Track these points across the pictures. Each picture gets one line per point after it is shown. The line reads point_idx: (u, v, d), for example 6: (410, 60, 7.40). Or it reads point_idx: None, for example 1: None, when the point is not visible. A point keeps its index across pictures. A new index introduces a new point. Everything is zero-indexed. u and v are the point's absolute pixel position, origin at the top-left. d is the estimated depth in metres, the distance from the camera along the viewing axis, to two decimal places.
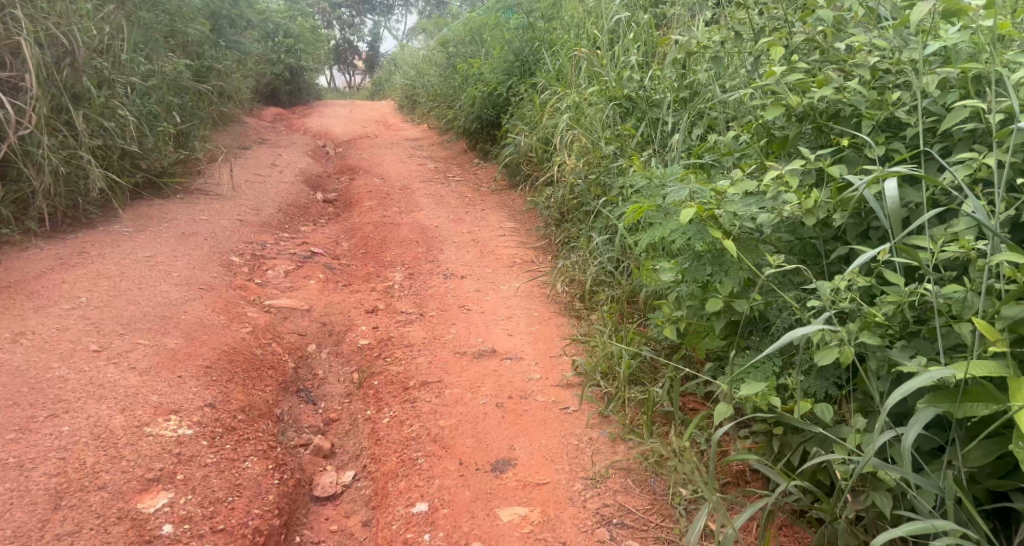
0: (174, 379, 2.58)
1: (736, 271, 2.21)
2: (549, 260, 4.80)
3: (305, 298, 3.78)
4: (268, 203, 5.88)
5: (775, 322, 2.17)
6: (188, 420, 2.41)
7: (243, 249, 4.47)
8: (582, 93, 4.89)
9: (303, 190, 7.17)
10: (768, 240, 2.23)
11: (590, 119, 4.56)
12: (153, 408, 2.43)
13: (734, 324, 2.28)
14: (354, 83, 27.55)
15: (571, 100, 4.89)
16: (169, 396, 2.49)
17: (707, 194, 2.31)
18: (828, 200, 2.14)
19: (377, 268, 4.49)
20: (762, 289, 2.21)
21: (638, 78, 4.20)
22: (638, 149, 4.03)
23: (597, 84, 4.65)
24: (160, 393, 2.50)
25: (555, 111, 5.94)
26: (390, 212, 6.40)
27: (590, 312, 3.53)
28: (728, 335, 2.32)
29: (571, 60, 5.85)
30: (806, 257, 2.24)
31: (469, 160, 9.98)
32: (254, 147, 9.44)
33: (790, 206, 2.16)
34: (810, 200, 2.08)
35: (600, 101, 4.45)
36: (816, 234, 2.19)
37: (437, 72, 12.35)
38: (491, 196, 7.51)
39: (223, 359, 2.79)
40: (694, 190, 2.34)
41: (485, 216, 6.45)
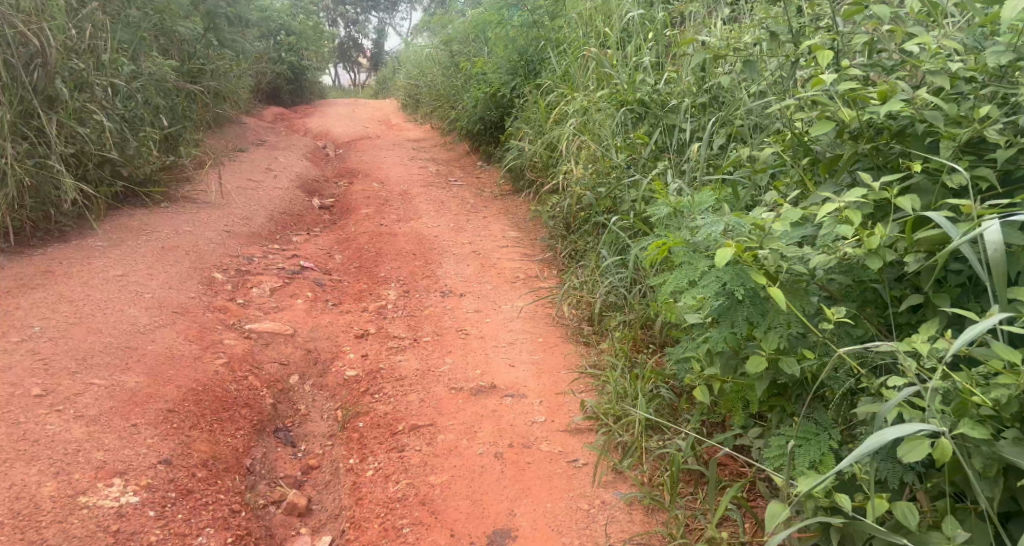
0: (126, 430, 2.30)
1: (783, 323, 1.97)
2: (554, 274, 4.51)
3: (289, 320, 3.49)
4: (259, 211, 5.60)
5: (831, 388, 1.95)
6: (134, 484, 2.13)
7: (227, 264, 4.18)
8: (590, 97, 4.60)
9: (298, 196, 6.89)
10: (821, 283, 2.01)
11: (599, 124, 4.26)
12: (94, 470, 2.14)
13: (780, 387, 2.07)
14: (358, 82, 27.29)
15: (579, 104, 4.60)
16: (114, 455, 2.20)
17: (746, 230, 2.05)
18: (898, 237, 1.92)
19: (370, 284, 4.21)
20: (814, 345, 1.98)
21: (651, 81, 3.90)
22: (651, 159, 3.74)
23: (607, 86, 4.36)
24: (105, 449, 2.22)
25: (561, 115, 5.65)
26: (388, 220, 6.12)
27: (600, 339, 3.24)
28: (772, 398, 2.10)
29: (578, 61, 5.55)
30: (868, 303, 2.03)
31: (472, 162, 9.69)
32: (249, 150, 9.17)
33: (850, 246, 1.92)
34: (879, 241, 1.85)
35: (610, 106, 4.16)
36: (879, 279, 1.98)
37: (440, 71, 12.07)
38: (495, 201, 7.23)
39: (189, 400, 2.52)
40: (731, 225, 2.09)
41: (487, 225, 6.17)
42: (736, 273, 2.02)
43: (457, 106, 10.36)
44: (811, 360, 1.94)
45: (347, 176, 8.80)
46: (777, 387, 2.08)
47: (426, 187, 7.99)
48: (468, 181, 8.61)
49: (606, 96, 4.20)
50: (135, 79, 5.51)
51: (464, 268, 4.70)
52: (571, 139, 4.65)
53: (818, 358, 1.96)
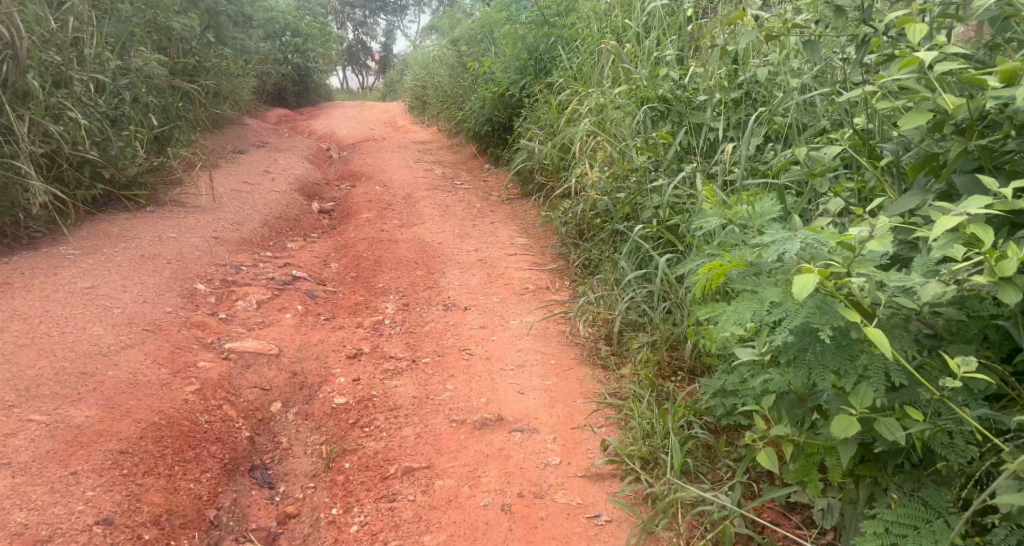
0: (63, 481, 2.01)
1: (880, 373, 1.72)
2: (568, 285, 4.17)
3: (275, 337, 3.17)
4: (252, 216, 5.29)
5: (944, 459, 1.73)
6: None
7: (213, 274, 3.87)
8: (606, 94, 4.28)
9: (296, 199, 6.59)
10: (925, 321, 1.78)
11: (616, 123, 3.94)
12: (10, 536, 1.85)
13: (868, 451, 1.87)
14: (366, 85, 27.05)
15: (594, 102, 4.28)
16: (40, 516, 1.91)
17: (832, 249, 1.78)
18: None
19: (367, 296, 3.88)
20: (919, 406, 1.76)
21: (676, 76, 3.56)
22: (676, 161, 3.40)
23: (625, 83, 4.03)
24: (28, 508, 1.93)
25: (574, 114, 5.33)
26: (390, 226, 5.80)
27: (620, 362, 2.90)
28: (857, 468, 1.90)
29: (592, 57, 5.23)
30: (990, 346, 1.80)
31: (480, 165, 9.37)
32: (249, 152, 8.88)
33: (971, 270, 1.66)
34: (1016, 262, 1.58)
35: (629, 103, 3.83)
36: (1006, 312, 1.73)
37: (447, 72, 11.77)
38: (503, 206, 6.90)
39: (146, 440, 2.22)
40: (810, 242, 1.80)
41: (495, 231, 5.84)
42: (820, 306, 1.75)
43: (464, 107, 10.05)
44: (918, 424, 1.72)
45: (350, 179, 8.49)
46: (867, 453, 1.88)
47: (432, 190, 7.67)
48: (475, 184, 8.28)
49: (624, 92, 3.87)
50: (121, 76, 5.23)
51: (469, 278, 4.37)
52: (586, 141, 4.33)
53: (930, 421, 1.74)
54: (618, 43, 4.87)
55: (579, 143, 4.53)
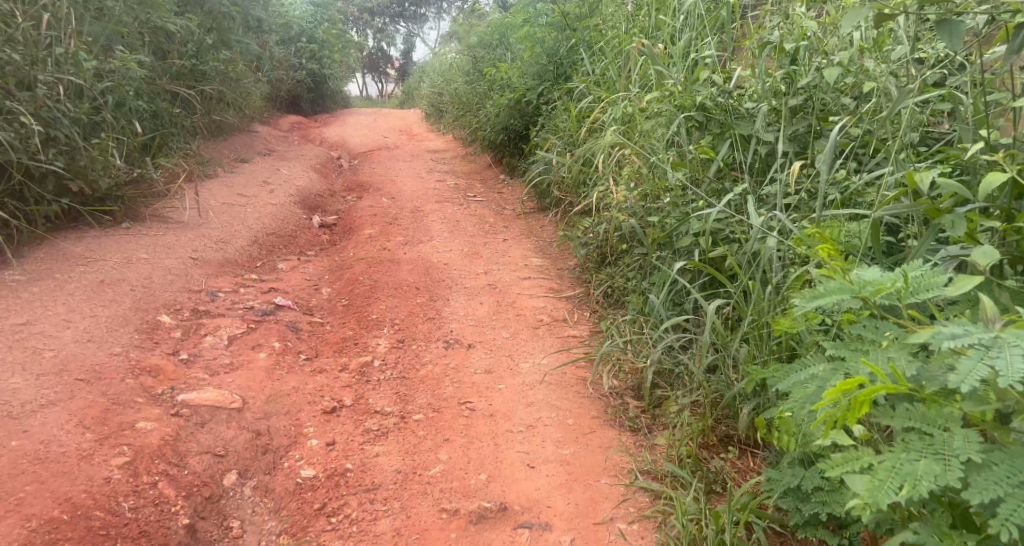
0: None
1: None
2: (589, 319, 3.66)
3: (240, 383, 2.68)
4: (240, 234, 4.83)
5: None
6: None
7: (182, 303, 3.40)
8: (634, 102, 3.80)
9: (296, 214, 6.14)
10: None
11: (647, 135, 3.45)
12: None
13: None
14: (385, 92, 26.73)
15: (620, 111, 3.80)
16: None
17: None
18: None
19: (357, 330, 3.40)
20: None
21: (718, 80, 3.07)
22: (717, 180, 2.91)
23: (657, 89, 3.55)
24: None
25: (596, 123, 4.85)
26: (393, 244, 5.32)
27: (655, 428, 2.40)
28: None
29: (618, 59, 4.76)
30: None
31: (495, 176, 8.90)
32: (253, 162, 8.48)
33: None
34: None
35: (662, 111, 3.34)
36: None
37: (463, 78, 11.33)
38: (518, 221, 6.42)
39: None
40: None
41: (507, 250, 5.34)
42: None
43: (479, 115, 9.59)
44: None
45: (358, 190, 8.06)
46: None
47: (442, 204, 7.21)
48: (488, 197, 7.80)
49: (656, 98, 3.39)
50: (103, 81, 4.84)
51: (477, 306, 3.87)
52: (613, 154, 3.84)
53: None
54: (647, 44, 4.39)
55: (602, 156, 4.04)
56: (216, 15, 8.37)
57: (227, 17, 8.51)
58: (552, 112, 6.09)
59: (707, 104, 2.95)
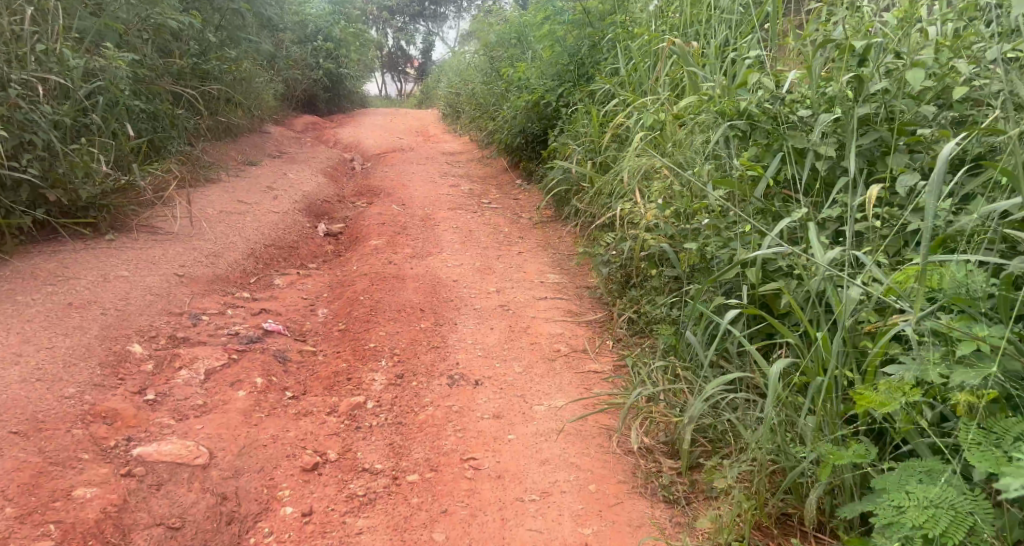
0: None
1: None
2: (613, 349, 3.28)
3: (211, 429, 2.34)
4: (234, 247, 4.50)
5: None
6: None
7: (159, 328, 3.07)
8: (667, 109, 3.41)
9: (300, 222, 5.81)
10: None
11: (684, 148, 3.07)
12: None
13: None
14: (404, 91, 26.43)
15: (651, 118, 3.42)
16: None
17: None
18: None
19: (352, 361, 3.04)
20: None
21: (770, 84, 2.67)
22: (767, 200, 2.52)
23: (694, 95, 3.17)
24: None
25: (620, 128, 4.48)
26: (400, 259, 4.96)
27: (699, 504, 2.04)
28: None
29: (645, 59, 4.38)
30: None
31: (512, 181, 8.53)
32: (260, 165, 8.18)
33: None
34: None
35: (703, 121, 2.96)
36: None
37: (481, 78, 10.97)
38: (535, 232, 6.04)
39: None
40: None
41: (523, 265, 4.97)
42: None
43: (496, 117, 9.23)
44: None
45: (368, 195, 7.75)
46: None
47: (456, 212, 6.85)
48: (504, 204, 7.44)
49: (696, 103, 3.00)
50: (90, 81, 4.54)
51: (488, 332, 3.50)
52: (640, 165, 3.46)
53: None
54: (679, 43, 4.01)
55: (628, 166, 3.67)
56: (223, 11, 8.08)
57: (236, 14, 8.21)
58: (573, 115, 5.72)
59: (751, 112, 2.57)
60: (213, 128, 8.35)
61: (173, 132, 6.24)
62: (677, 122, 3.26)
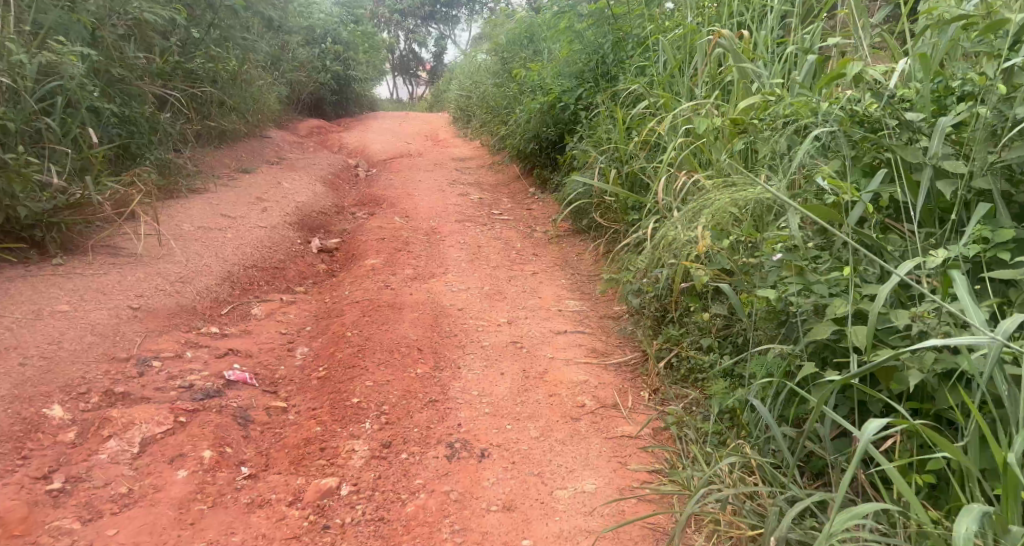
0: None
1: None
2: (649, 405, 2.70)
3: (128, 535, 1.87)
4: (207, 273, 3.96)
5: None
6: None
7: (93, 379, 2.52)
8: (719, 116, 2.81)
9: (290, 238, 5.27)
10: None
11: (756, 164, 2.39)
12: None
13: None
14: (416, 94, 25.92)
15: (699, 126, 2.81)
16: None
17: None
18: None
19: (329, 424, 2.47)
20: None
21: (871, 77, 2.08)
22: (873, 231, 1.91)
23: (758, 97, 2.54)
24: None
25: (649, 135, 3.92)
26: (400, 282, 4.40)
27: None
28: None
29: (680, 56, 3.83)
30: None
31: (525, 190, 7.97)
32: (256, 174, 7.69)
33: None
34: None
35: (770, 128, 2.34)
36: None
37: (492, 81, 10.44)
38: (550, 249, 5.48)
39: None
40: None
41: (537, 289, 4.40)
42: None
43: (509, 121, 8.68)
44: None
45: (370, 206, 7.23)
46: None
47: (463, 226, 6.30)
48: (516, 216, 6.88)
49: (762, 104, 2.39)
50: (44, 81, 4.06)
51: (496, 379, 2.93)
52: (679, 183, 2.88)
53: None
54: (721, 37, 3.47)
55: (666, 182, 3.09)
56: (216, 10, 7.59)
57: (230, 12, 7.73)
58: (595, 120, 5.15)
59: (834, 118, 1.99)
60: (205, 135, 7.87)
61: (153, 139, 5.76)
62: (729, 130, 2.69)
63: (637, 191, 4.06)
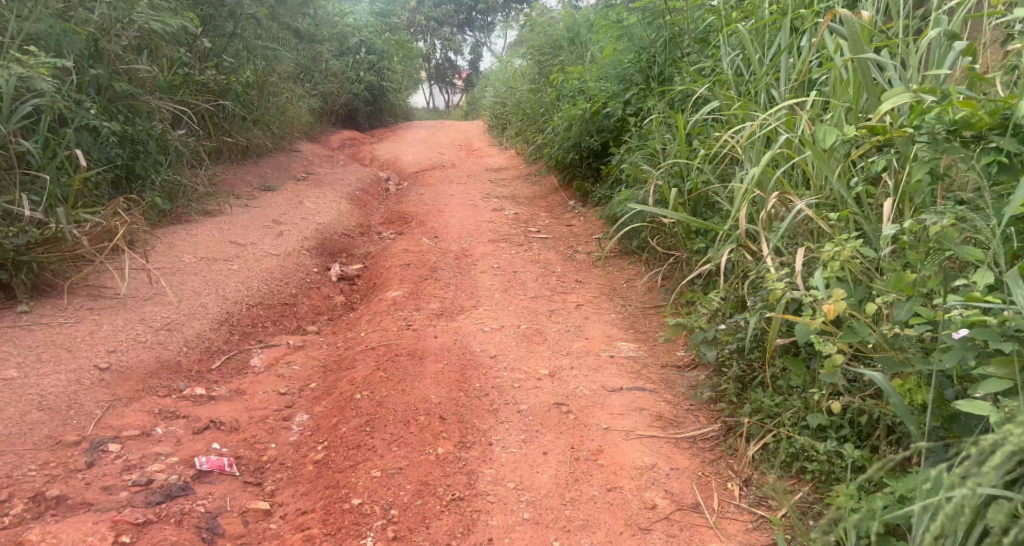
0: None
1: None
2: (741, 505, 2.14)
3: None
4: (201, 315, 3.41)
5: None
6: None
7: (20, 479, 2.02)
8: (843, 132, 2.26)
9: (305, 265, 4.75)
10: None
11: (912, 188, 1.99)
12: None
13: None
14: (451, 102, 25.45)
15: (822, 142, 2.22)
16: None
17: None
18: None
19: (320, 541, 1.97)
20: None
21: None
22: None
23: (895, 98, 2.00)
24: None
25: (723, 148, 3.36)
26: (423, 321, 3.82)
27: None
28: None
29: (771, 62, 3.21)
30: None
31: (563, 203, 7.39)
32: (279, 192, 7.25)
33: None
34: None
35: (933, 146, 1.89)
36: None
37: (528, 86, 9.87)
38: (595, 273, 4.89)
39: None
40: None
41: (583, 327, 3.79)
42: None
43: (546, 129, 8.09)
44: None
45: (398, 225, 6.71)
46: None
47: (498, 247, 5.72)
48: (555, 234, 6.29)
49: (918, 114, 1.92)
50: (23, 99, 3.58)
51: (536, 463, 2.34)
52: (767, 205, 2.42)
53: None
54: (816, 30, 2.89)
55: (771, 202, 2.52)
56: (238, 20, 7.17)
57: (250, 20, 7.30)
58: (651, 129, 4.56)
59: None
60: (225, 151, 7.45)
61: (161, 158, 5.30)
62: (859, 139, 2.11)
63: (705, 215, 3.47)
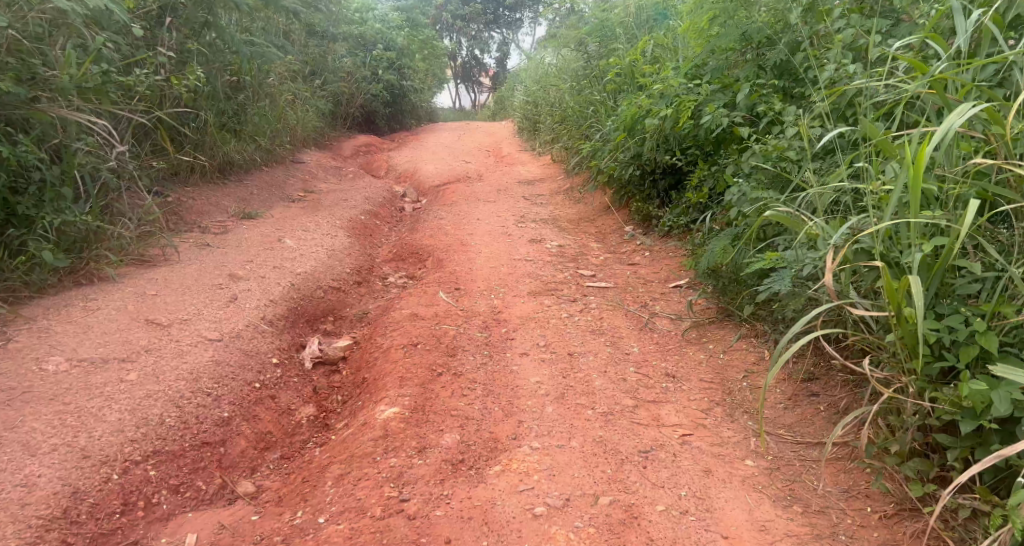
0: None
1: None
2: None
3: None
4: (7, 513, 2.02)
5: None
6: None
7: None
8: None
9: (258, 354, 3.17)
10: None
11: None
12: None
13: None
14: (478, 104, 23.76)
15: None
16: None
17: None
18: None
19: None
20: None
21: None
22: None
23: None
24: None
25: None
26: (429, 484, 2.26)
27: None
28: None
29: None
30: None
31: (619, 229, 5.75)
32: (262, 222, 5.73)
33: None
34: None
35: None
36: None
37: (568, 85, 8.25)
38: (694, 363, 3.28)
39: None
40: None
41: (712, 500, 2.17)
42: None
43: (594, 136, 6.46)
44: None
45: (409, 267, 5.15)
46: None
47: (543, 305, 4.12)
48: (618, 280, 4.66)
49: None
50: None
51: None
52: None
53: None
54: None
55: None
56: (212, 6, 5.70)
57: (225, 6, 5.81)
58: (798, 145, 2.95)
59: None
60: (195, 172, 5.98)
61: (70, 190, 3.82)
62: None
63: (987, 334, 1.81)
